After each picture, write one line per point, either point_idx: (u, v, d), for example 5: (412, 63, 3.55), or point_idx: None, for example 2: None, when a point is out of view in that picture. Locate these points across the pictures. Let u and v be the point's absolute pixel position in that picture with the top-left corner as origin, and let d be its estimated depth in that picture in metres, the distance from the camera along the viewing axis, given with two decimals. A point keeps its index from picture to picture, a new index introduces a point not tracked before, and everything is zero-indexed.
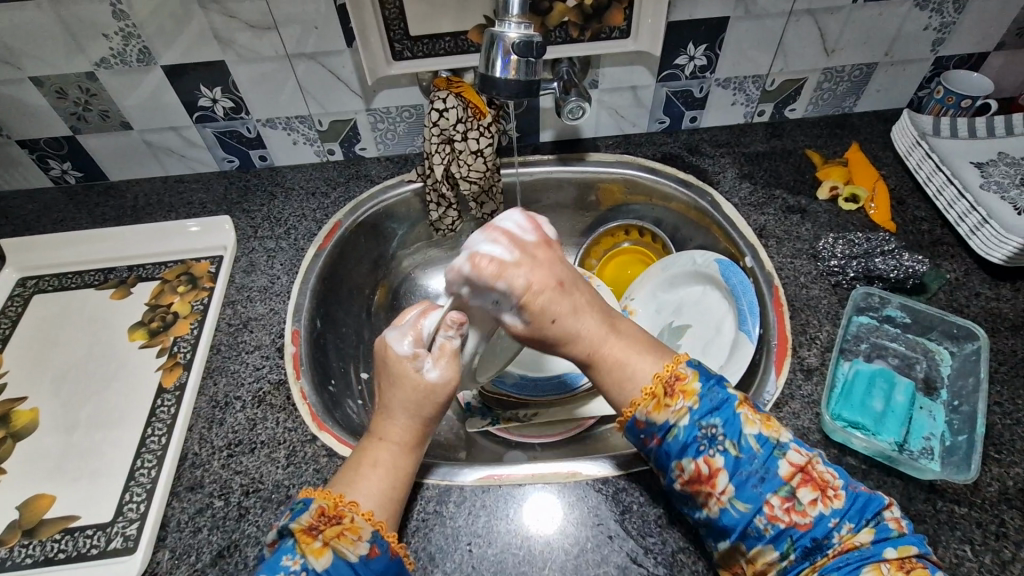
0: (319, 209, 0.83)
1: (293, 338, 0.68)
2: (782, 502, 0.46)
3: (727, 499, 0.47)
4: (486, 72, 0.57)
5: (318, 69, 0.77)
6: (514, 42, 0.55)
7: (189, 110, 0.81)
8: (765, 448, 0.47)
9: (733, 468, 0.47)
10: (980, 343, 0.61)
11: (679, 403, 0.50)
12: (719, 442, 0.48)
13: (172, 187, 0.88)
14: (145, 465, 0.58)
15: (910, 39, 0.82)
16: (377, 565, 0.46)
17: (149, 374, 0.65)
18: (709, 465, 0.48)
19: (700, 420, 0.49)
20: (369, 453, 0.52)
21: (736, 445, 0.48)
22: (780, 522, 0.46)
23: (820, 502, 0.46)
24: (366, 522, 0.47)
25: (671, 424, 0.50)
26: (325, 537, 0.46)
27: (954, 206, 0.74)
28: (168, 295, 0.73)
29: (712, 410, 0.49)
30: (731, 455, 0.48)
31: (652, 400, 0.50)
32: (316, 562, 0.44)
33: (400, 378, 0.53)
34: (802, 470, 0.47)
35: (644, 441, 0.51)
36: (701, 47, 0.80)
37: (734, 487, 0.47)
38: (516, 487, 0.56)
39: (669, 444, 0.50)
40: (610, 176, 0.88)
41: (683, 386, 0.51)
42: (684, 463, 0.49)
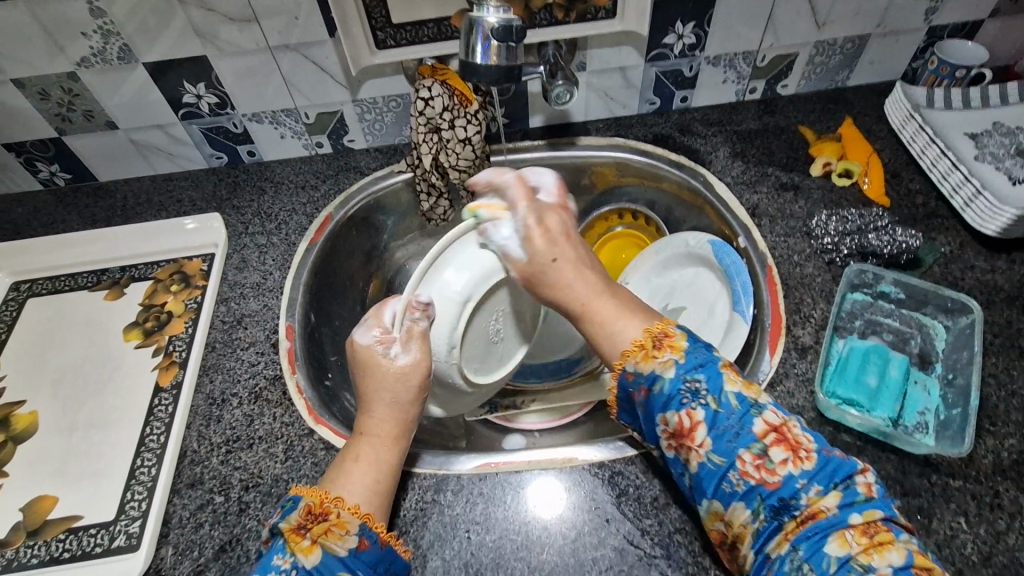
0: (309, 202, 0.83)
1: (287, 334, 0.68)
2: (754, 459, 0.46)
3: (704, 452, 0.47)
4: (467, 59, 0.57)
5: (301, 60, 0.76)
6: (493, 28, 0.54)
7: (174, 108, 0.80)
8: (743, 405, 0.47)
9: (712, 421, 0.47)
10: (974, 316, 0.60)
11: (666, 355, 0.50)
12: (701, 396, 0.48)
13: (161, 185, 0.88)
14: (145, 464, 0.58)
15: (903, 8, 0.81)
16: (368, 557, 0.47)
17: (145, 373, 0.66)
18: (687, 417, 0.48)
19: (683, 375, 0.49)
20: (359, 445, 0.53)
21: (715, 399, 0.48)
22: (751, 479, 0.45)
23: (791, 462, 0.45)
24: (353, 515, 0.48)
25: (657, 375, 0.50)
26: (314, 534, 0.46)
27: (948, 178, 0.73)
28: (161, 294, 0.73)
29: (696, 366, 0.49)
30: (711, 410, 0.48)
31: (641, 352, 0.51)
32: (305, 560, 0.45)
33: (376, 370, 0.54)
34: (778, 432, 0.46)
35: (631, 394, 0.52)
36: (690, 25, 0.79)
37: (712, 440, 0.47)
38: (512, 474, 0.56)
39: (653, 398, 0.50)
40: (602, 159, 0.87)
41: (671, 342, 0.51)
42: (666, 416, 0.49)
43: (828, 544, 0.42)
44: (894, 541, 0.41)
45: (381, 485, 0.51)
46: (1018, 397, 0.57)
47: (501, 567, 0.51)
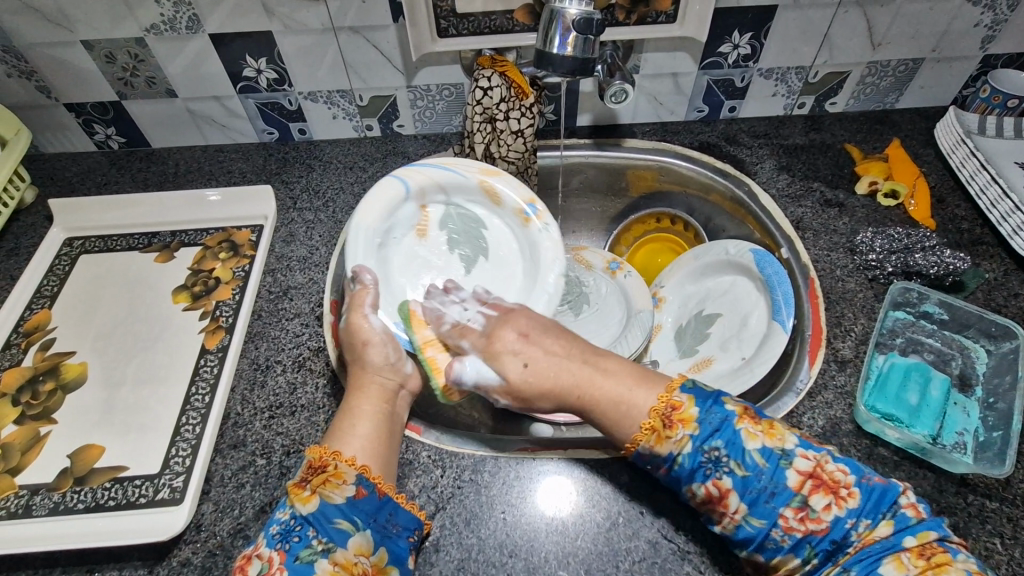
0: (356, 183, 0.84)
1: (331, 308, 0.69)
2: (796, 513, 0.46)
3: (740, 517, 0.46)
4: (543, 49, 0.58)
5: (362, 43, 0.78)
6: (574, 20, 0.55)
7: (233, 81, 0.82)
8: (771, 462, 0.47)
9: (744, 485, 0.46)
10: (1019, 341, 0.60)
11: (679, 433, 0.48)
12: (724, 464, 0.47)
13: (212, 156, 0.89)
14: (190, 422, 0.59)
15: (960, 35, 0.82)
16: (366, 504, 0.48)
17: (192, 335, 0.67)
18: (716, 487, 0.47)
19: (703, 445, 0.47)
20: (347, 405, 0.56)
21: (741, 463, 0.47)
22: (796, 532, 0.46)
23: (834, 505, 0.46)
24: (349, 466, 0.49)
25: (674, 456, 0.48)
26: (313, 485, 0.48)
27: (996, 206, 0.73)
28: (209, 260, 0.74)
29: (713, 433, 0.48)
30: (739, 476, 0.47)
31: (652, 434, 0.48)
32: (303, 508, 0.47)
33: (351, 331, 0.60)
34: (811, 475, 0.47)
35: (649, 467, 0.50)
36: (746, 36, 0.80)
37: (747, 506, 0.46)
38: (550, 460, 0.57)
39: (675, 472, 0.48)
40: (645, 162, 0.88)
41: (680, 414, 0.48)
42: (693, 487, 0.48)
43: (884, 567, 0.43)
44: (953, 562, 0.43)
45: (363, 433, 0.53)
46: None
47: (535, 550, 0.51)
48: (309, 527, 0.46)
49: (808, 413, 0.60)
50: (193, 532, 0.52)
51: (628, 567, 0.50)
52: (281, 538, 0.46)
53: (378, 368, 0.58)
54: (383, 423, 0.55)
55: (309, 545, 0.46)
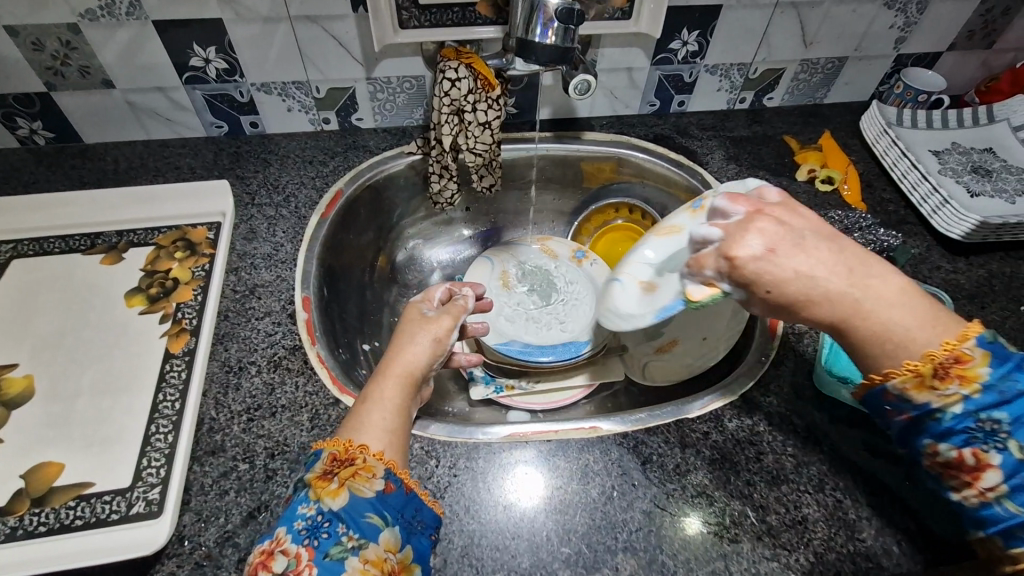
0: (318, 177, 0.82)
1: (304, 305, 0.67)
2: None
3: (995, 495, 0.45)
4: (526, 37, 0.60)
5: (320, 33, 0.76)
6: (556, 9, 0.57)
7: (179, 71, 0.77)
8: None
9: (1009, 466, 0.44)
10: (946, 307, 0.68)
11: (953, 388, 0.44)
12: (1000, 438, 0.44)
13: (155, 151, 0.84)
14: (161, 431, 0.56)
15: (878, 36, 0.91)
16: (394, 500, 0.48)
17: (153, 340, 0.62)
18: (982, 457, 0.44)
19: (978, 412, 0.44)
20: (369, 386, 0.55)
21: (1020, 444, 0.43)
22: None
23: None
24: (378, 460, 0.49)
25: (933, 408, 0.45)
26: (340, 478, 0.47)
27: (918, 188, 0.81)
28: (165, 261, 0.70)
29: (999, 404, 0.44)
30: (1012, 456, 0.44)
31: (914, 379, 0.45)
32: (332, 502, 0.45)
33: (414, 317, 0.61)
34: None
35: (892, 413, 0.48)
36: (694, 33, 0.85)
37: (1008, 486, 0.44)
38: (542, 442, 0.58)
39: (929, 424, 0.46)
40: (604, 154, 0.91)
41: (967, 371, 0.44)
42: (942, 446, 0.46)
43: None
44: None
45: (386, 426, 0.52)
46: None
47: (536, 529, 0.53)
48: (340, 522, 0.45)
49: (773, 381, 0.64)
50: (176, 545, 0.49)
51: (626, 538, 0.53)
52: (308, 534, 0.44)
53: (410, 350, 0.58)
54: (404, 414, 0.54)
55: (339, 541, 0.44)
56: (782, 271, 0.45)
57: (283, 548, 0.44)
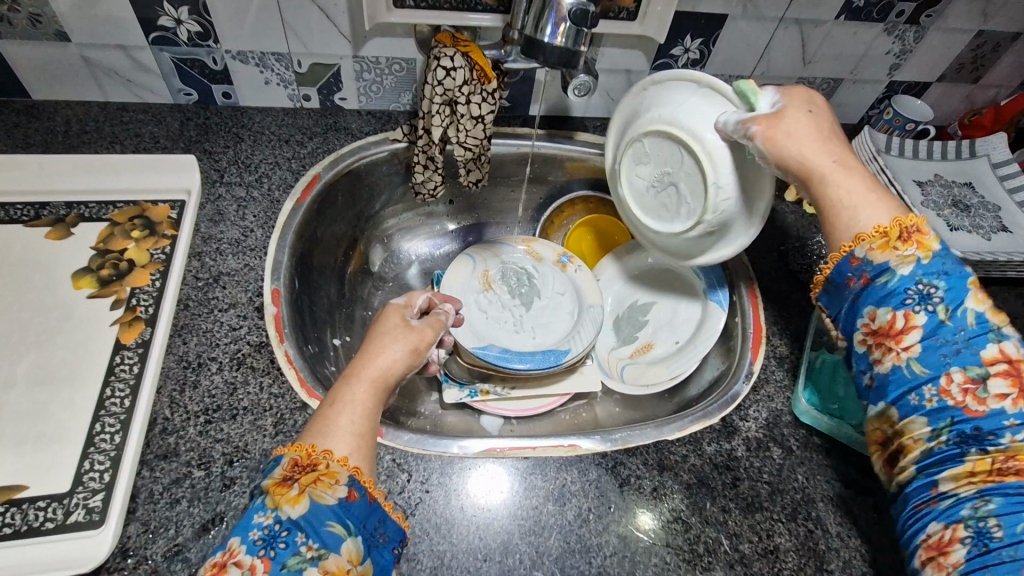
0: (294, 158, 0.77)
1: (273, 298, 0.62)
2: (963, 382, 0.43)
3: (906, 357, 0.46)
4: (534, 35, 0.56)
5: (307, 3, 0.70)
6: (570, 9, 0.53)
7: (146, 29, 0.70)
8: (980, 327, 0.44)
9: (933, 330, 0.45)
10: None
11: (909, 250, 0.45)
12: (930, 302, 0.45)
13: (113, 115, 0.77)
14: (106, 431, 0.51)
15: (874, 61, 0.91)
16: (358, 508, 0.44)
17: (102, 328, 0.57)
18: (907, 320, 0.45)
19: (921, 275, 0.45)
20: (340, 385, 0.50)
21: (950, 311, 0.44)
22: (950, 399, 0.44)
23: (1009, 399, 0.42)
24: (342, 466, 0.45)
25: (889, 267, 0.46)
26: (302, 484, 0.43)
27: None
28: (119, 240, 0.64)
29: (940, 272, 0.45)
30: (934, 318, 0.45)
31: (879, 240, 0.46)
32: (291, 511, 0.42)
33: (395, 321, 0.57)
34: (1009, 362, 0.43)
35: (848, 281, 0.49)
36: (697, 41, 0.83)
37: (922, 348, 0.45)
38: (520, 459, 0.56)
39: (875, 288, 0.47)
40: (597, 157, 0.89)
41: (921, 238, 0.46)
42: (879, 310, 0.47)
43: None
44: None
45: (353, 430, 0.48)
46: None
47: (509, 551, 0.51)
48: (298, 531, 0.41)
49: (752, 406, 0.64)
50: (118, 560, 0.45)
51: (600, 563, 0.51)
52: (264, 544, 0.40)
53: (388, 354, 0.53)
54: (374, 421, 0.50)
55: (298, 552, 0.40)
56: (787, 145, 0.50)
57: (235, 560, 0.40)
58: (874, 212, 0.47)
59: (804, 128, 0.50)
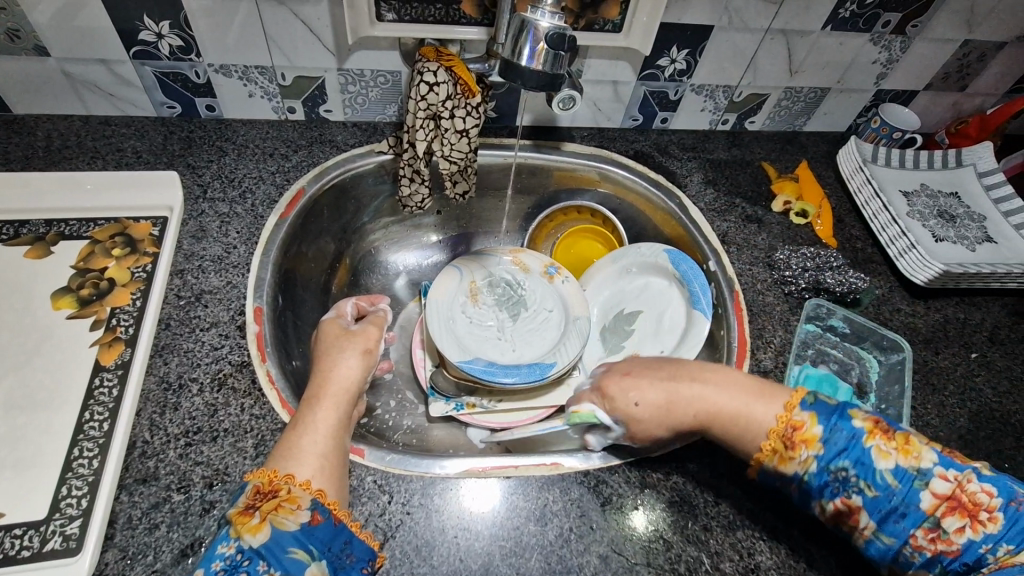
0: (278, 172, 0.76)
1: (256, 316, 0.62)
2: (926, 534, 0.45)
3: (870, 532, 0.47)
4: (511, 58, 0.56)
5: (289, 17, 0.70)
6: (546, 32, 0.54)
7: (126, 43, 0.70)
8: (904, 483, 0.46)
9: (875, 505, 0.46)
10: (905, 355, 0.69)
11: (803, 453, 0.49)
12: (852, 484, 0.47)
13: (95, 130, 0.76)
14: (84, 455, 0.51)
15: (861, 70, 0.91)
16: (321, 532, 0.45)
17: (81, 349, 0.57)
18: (843, 505, 0.48)
19: (828, 465, 0.48)
20: (303, 409, 0.53)
21: (872, 485, 0.46)
22: (926, 551, 0.45)
23: (968, 529, 0.44)
24: (304, 490, 0.46)
25: (800, 474, 0.49)
26: (263, 511, 0.44)
27: (886, 229, 0.82)
28: (100, 258, 0.63)
29: (839, 453, 0.48)
30: (867, 495, 0.47)
31: (775, 454, 0.50)
32: (252, 539, 0.42)
33: (335, 334, 0.61)
34: (944, 494, 0.45)
35: (783, 485, 0.52)
36: (683, 52, 0.83)
37: (875, 523, 0.47)
38: (502, 477, 0.56)
39: (806, 487, 0.50)
40: (584, 168, 0.89)
41: (804, 431, 0.49)
42: (823, 503, 0.49)
43: None
44: None
45: (320, 450, 0.50)
46: (931, 427, 0.66)
47: (490, 573, 0.51)
48: (259, 560, 0.41)
49: None
50: None
51: None
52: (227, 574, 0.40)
53: (336, 367, 0.57)
54: (340, 439, 0.52)
55: None
56: (650, 399, 0.55)
57: None
58: (765, 407, 0.51)
59: (652, 379, 0.56)
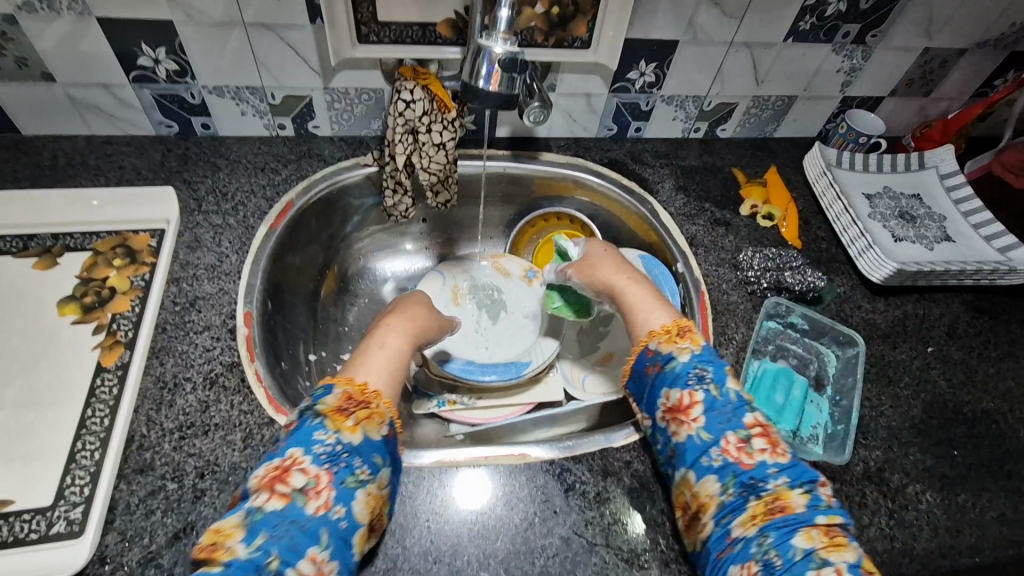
0: (269, 186, 0.81)
1: (246, 320, 0.67)
2: (737, 442, 0.53)
3: (695, 426, 0.55)
4: (470, 81, 0.61)
5: (276, 41, 0.75)
6: (500, 58, 0.59)
7: (126, 68, 0.75)
8: (740, 399, 0.56)
9: (710, 404, 0.55)
10: (859, 349, 0.74)
11: (686, 343, 0.59)
12: (705, 382, 0.57)
13: (99, 149, 0.82)
14: (86, 448, 0.56)
15: (826, 78, 0.95)
16: (391, 445, 0.54)
17: (84, 352, 0.62)
18: (688, 395, 0.56)
19: (697, 363, 0.58)
20: (375, 338, 0.62)
21: (719, 387, 0.56)
22: (729, 457, 0.53)
23: (767, 453, 0.52)
24: (387, 408, 0.54)
25: (673, 357, 0.59)
26: (356, 418, 0.52)
27: (848, 230, 0.86)
28: (102, 268, 0.68)
29: (709, 359, 0.58)
30: (710, 395, 0.56)
31: (665, 335, 0.61)
32: (349, 437, 0.50)
33: (419, 304, 0.71)
34: (762, 425, 0.54)
35: (646, 370, 0.61)
36: (651, 65, 0.87)
37: (705, 419, 0.55)
38: (472, 467, 0.60)
39: (665, 374, 0.59)
40: (560, 176, 0.94)
41: (693, 335, 0.60)
42: (671, 390, 0.58)
43: (795, 538, 0.46)
44: (848, 545, 0.46)
45: (394, 369, 0.59)
46: (885, 417, 0.70)
47: (459, 553, 0.55)
48: (356, 457, 0.50)
49: None
50: (96, 566, 0.50)
51: (543, 563, 0.55)
52: (329, 460, 0.48)
53: (410, 321, 0.66)
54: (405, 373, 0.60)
55: (354, 473, 0.49)
56: (600, 268, 0.70)
57: (301, 468, 0.48)
58: (661, 312, 0.63)
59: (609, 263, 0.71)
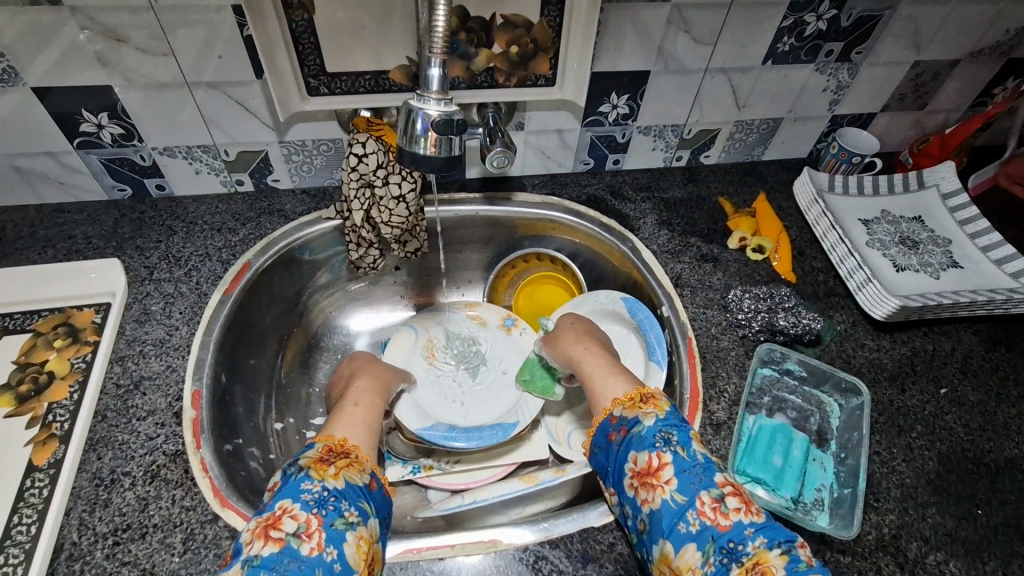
0: (226, 247, 0.77)
1: (193, 401, 0.62)
2: (711, 502, 0.49)
3: (668, 490, 0.51)
4: (408, 148, 0.57)
5: (222, 98, 0.71)
6: (434, 120, 0.56)
7: (69, 136, 0.72)
8: (708, 459, 0.53)
9: (679, 465, 0.52)
10: (864, 398, 0.67)
11: (649, 407, 0.57)
12: (672, 444, 0.53)
13: (49, 218, 0.78)
14: (10, 563, 0.51)
15: (812, 98, 0.90)
16: (376, 494, 0.53)
17: (17, 449, 0.57)
18: (658, 458, 0.53)
19: (662, 425, 0.55)
20: (346, 400, 0.64)
21: (686, 448, 0.53)
22: (706, 520, 0.49)
23: (742, 511, 0.49)
24: (368, 460, 0.55)
25: (639, 421, 0.56)
26: (337, 466, 0.52)
27: (845, 261, 0.80)
28: (41, 351, 0.65)
29: (673, 423, 0.55)
30: (679, 456, 0.52)
31: (628, 402, 0.58)
32: (334, 484, 0.50)
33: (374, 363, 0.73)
34: (733, 484, 0.51)
35: (611, 436, 0.58)
36: (624, 97, 0.82)
37: (677, 480, 0.51)
38: (436, 561, 0.55)
39: (632, 438, 0.55)
40: (536, 216, 0.89)
41: (657, 400, 0.58)
42: (639, 454, 0.54)
43: None
44: None
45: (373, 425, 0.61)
46: (897, 474, 0.63)
47: None
48: (343, 500, 0.49)
49: None
50: None
51: None
52: (317, 504, 0.48)
53: (375, 381, 0.69)
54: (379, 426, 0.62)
55: (343, 516, 0.48)
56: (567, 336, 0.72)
57: (289, 517, 0.47)
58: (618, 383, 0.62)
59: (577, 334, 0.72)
